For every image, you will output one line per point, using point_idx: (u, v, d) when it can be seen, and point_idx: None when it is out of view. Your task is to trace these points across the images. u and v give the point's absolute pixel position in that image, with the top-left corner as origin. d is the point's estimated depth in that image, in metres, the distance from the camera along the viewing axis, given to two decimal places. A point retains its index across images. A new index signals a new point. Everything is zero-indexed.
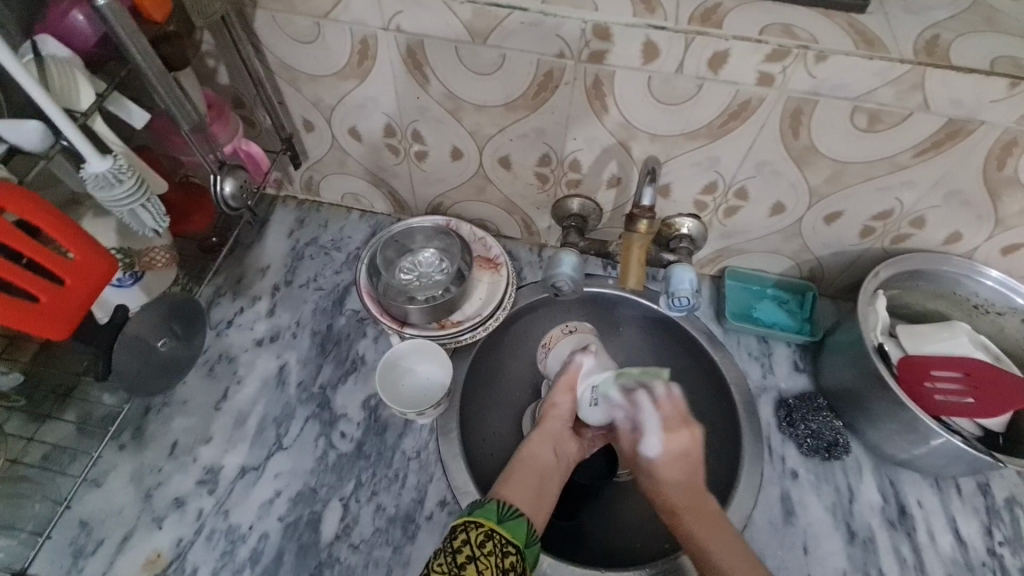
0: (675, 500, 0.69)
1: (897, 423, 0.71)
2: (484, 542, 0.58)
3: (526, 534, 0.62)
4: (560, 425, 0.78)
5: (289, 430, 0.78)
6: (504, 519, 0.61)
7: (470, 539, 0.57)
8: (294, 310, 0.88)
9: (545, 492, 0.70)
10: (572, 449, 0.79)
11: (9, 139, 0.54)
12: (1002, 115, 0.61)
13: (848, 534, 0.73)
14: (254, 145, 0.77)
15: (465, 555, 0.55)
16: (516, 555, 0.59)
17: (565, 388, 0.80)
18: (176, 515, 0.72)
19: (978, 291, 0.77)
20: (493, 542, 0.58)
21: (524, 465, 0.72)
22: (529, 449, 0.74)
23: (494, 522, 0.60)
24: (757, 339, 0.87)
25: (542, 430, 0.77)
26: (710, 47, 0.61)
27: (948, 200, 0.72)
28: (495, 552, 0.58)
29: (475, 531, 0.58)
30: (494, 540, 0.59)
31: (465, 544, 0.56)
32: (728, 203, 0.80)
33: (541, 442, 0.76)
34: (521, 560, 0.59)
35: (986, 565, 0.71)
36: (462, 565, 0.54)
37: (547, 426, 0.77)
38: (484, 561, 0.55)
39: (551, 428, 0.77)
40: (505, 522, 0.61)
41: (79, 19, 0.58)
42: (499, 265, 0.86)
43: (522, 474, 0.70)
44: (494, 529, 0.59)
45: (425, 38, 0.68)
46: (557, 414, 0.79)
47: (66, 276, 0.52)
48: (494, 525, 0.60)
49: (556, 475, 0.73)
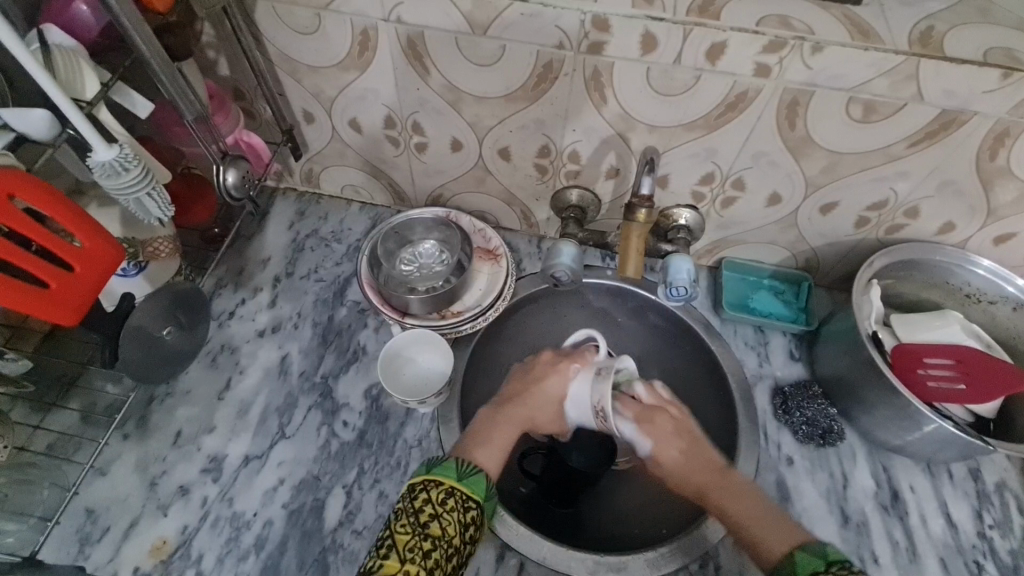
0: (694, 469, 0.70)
1: (890, 409, 0.72)
2: (444, 500, 0.57)
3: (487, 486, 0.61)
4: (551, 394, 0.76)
5: (292, 419, 0.79)
6: (465, 476, 0.60)
7: (431, 498, 0.57)
8: (295, 301, 0.89)
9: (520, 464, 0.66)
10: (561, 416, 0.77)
11: (15, 127, 0.54)
12: (994, 106, 0.62)
13: (842, 518, 0.74)
14: (254, 135, 0.78)
15: (428, 513, 0.55)
16: (476, 510, 0.58)
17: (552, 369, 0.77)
18: (181, 502, 0.73)
19: (970, 280, 0.79)
20: (454, 499, 0.57)
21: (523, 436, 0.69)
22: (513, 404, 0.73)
23: (455, 479, 0.59)
24: (753, 329, 0.88)
25: (535, 392, 0.75)
26: (707, 38, 0.62)
27: (942, 190, 0.73)
28: (457, 508, 0.57)
29: (435, 490, 0.57)
30: (454, 497, 0.58)
31: (425, 504, 0.56)
32: (725, 194, 0.81)
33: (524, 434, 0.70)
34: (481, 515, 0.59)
35: (977, 548, 0.72)
36: (425, 524, 0.55)
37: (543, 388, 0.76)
38: (446, 519, 0.56)
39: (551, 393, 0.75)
40: (465, 478, 0.59)
41: (83, 11, 0.59)
42: (499, 256, 0.88)
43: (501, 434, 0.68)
44: (454, 486, 0.58)
45: (425, 30, 0.69)
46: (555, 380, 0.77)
47: (75, 264, 0.53)
48: (453, 483, 0.59)
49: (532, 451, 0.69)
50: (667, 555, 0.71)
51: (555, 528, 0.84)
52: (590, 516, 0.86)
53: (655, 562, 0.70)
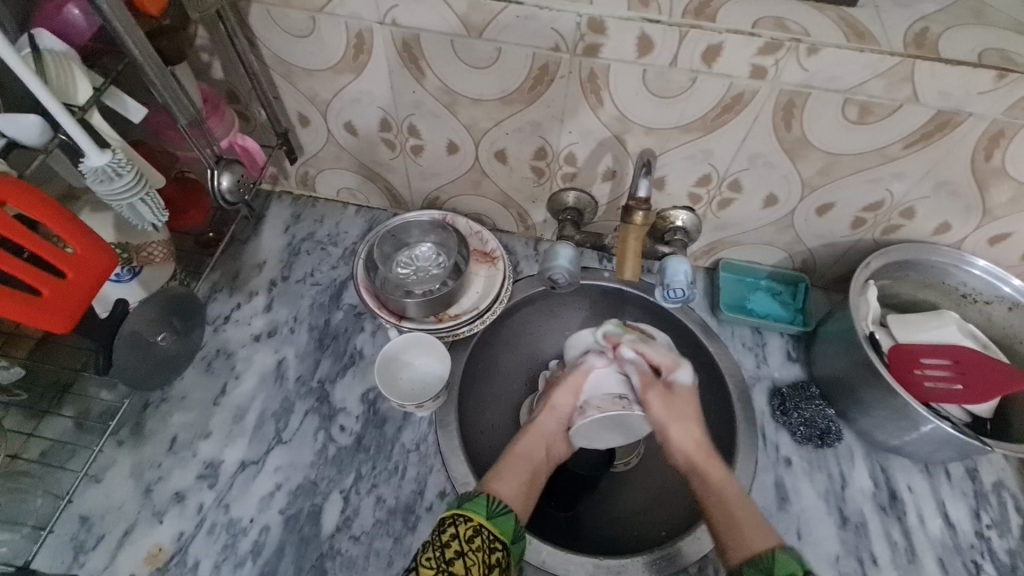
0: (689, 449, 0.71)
1: (888, 410, 0.72)
2: (471, 537, 0.59)
3: (515, 528, 0.62)
4: (555, 426, 0.76)
5: (289, 425, 0.78)
6: (493, 514, 0.62)
7: (459, 533, 0.58)
8: (291, 305, 0.88)
9: (534, 490, 0.69)
10: (565, 448, 0.78)
11: (8, 133, 0.54)
12: (989, 107, 0.62)
13: (841, 519, 0.74)
14: (249, 139, 0.78)
15: (454, 550, 0.57)
16: (503, 551, 0.60)
17: (571, 391, 0.78)
18: (176, 509, 0.72)
19: (966, 280, 0.79)
20: (481, 537, 0.59)
21: (523, 460, 0.71)
22: (524, 446, 0.73)
23: (483, 517, 0.61)
24: (750, 330, 0.88)
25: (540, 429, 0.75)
26: (703, 40, 0.62)
27: (938, 191, 0.73)
28: (483, 547, 0.58)
29: (463, 524, 0.59)
30: (482, 534, 0.59)
31: (453, 539, 0.58)
32: (722, 195, 0.81)
33: (534, 444, 0.74)
34: (508, 555, 0.60)
35: (975, 547, 0.72)
36: (450, 561, 0.56)
37: (544, 423, 0.76)
38: (470, 557, 0.57)
39: (548, 428, 0.76)
40: (493, 517, 0.61)
41: (75, 14, 0.58)
42: (496, 259, 0.87)
43: (517, 469, 0.69)
44: (483, 524, 0.60)
45: (420, 32, 0.68)
46: (555, 412, 0.77)
47: (68, 271, 0.53)
48: (482, 519, 0.60)
49: (545, 473, 0.73)
50: (667, 557, 0.71)
51: (554, 530, 0.83)
52: (589, 516, 0.86)
53: (654, 565, 0.70)
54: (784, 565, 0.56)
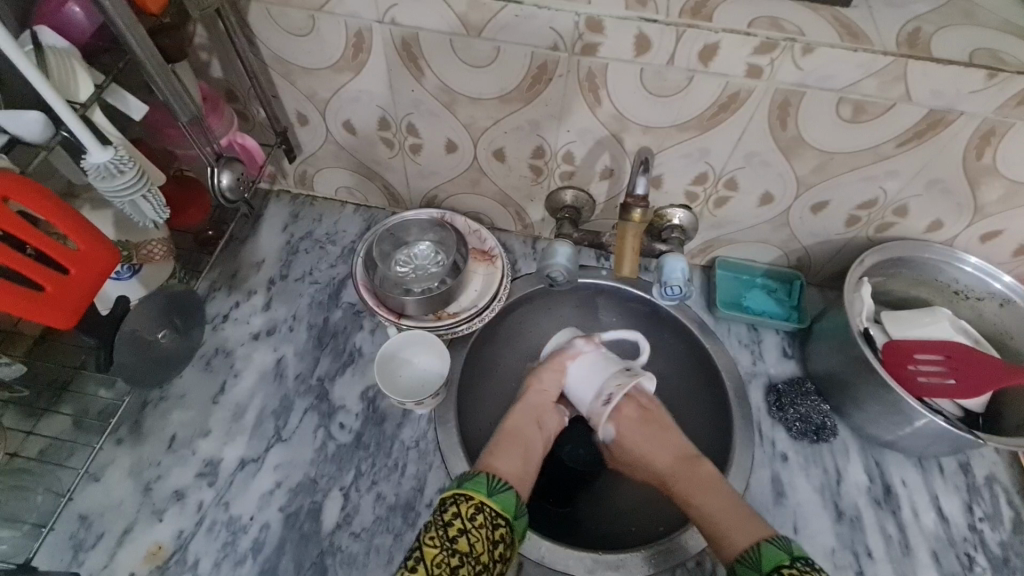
0: (673, 467, 0.74)
1: (882, 405, 0.73)
2: (474, 515, 0.60)
3: (516, 503, 0.64)
4: (542, 405, 0.80)
5: (289, 422, 0.79)
6: (494, 491, 0.63)
7: (460, 512, 0.60)
8: (290, 303, 0.88)
9: (531, 463, 0.72)
10: (555, 423, 0.80)
11: (9, 129, 0.54)
12: (980, 106, 0.63)
13: (836, 513, 0.75)
14: (248, 137, 0.78)
15: (457, 528, 0.58)
16: (505, 527, 0.61)
17: (552, 368, 0.81)
18: (176, 507, 0.72)
19: (958, 277, 0.80)
20: (483, 514, 0.60)
21: (514, 439, 0.74)
22: (514, 423, 0.77)
23: (484, 494, 0.62)
24: (746, 327, 0.89)
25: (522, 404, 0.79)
26: (700, 40, 0.63)
27: (930, 188, 0.74)
28: (485, 525, 0.60)
29: (465, 503, 0.61)
30: (484, 512, 0.61)
31: (455, 518, 0.59)
32: (718, 194, 0.82)
33: (524, 419, 0.78)
34: (511, 532, 0.61)
35: (968, 540, 0.73)
36: (454, 538, 0.57)
37: (530, 399, 0.80)
38: (474, 534, 0.58)
39: (531, 404, 0.79)
40: (495, 494, 0.62)
41: (75, 11, 0.58)
42: (495, 257, 0.88)
43: (509, 445, 0.72)
44: (484, 502, 0.61)
45: (420, 31, 0.69)
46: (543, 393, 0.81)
47: (71, 266, 0.53)
48: (484, 498, 0.62)
49: (539, 446, 0.76)
50: (666, 552, 0.71)
51: (553, 525, 0.84)
52: (586, 513, 0.86)
53: (652, 560, 0.71)
54: (774, 556, 0.59)
